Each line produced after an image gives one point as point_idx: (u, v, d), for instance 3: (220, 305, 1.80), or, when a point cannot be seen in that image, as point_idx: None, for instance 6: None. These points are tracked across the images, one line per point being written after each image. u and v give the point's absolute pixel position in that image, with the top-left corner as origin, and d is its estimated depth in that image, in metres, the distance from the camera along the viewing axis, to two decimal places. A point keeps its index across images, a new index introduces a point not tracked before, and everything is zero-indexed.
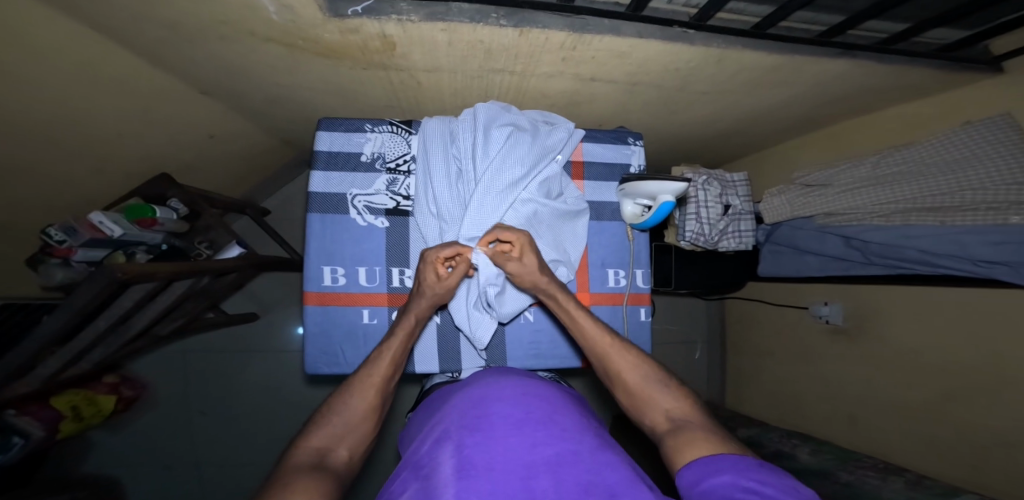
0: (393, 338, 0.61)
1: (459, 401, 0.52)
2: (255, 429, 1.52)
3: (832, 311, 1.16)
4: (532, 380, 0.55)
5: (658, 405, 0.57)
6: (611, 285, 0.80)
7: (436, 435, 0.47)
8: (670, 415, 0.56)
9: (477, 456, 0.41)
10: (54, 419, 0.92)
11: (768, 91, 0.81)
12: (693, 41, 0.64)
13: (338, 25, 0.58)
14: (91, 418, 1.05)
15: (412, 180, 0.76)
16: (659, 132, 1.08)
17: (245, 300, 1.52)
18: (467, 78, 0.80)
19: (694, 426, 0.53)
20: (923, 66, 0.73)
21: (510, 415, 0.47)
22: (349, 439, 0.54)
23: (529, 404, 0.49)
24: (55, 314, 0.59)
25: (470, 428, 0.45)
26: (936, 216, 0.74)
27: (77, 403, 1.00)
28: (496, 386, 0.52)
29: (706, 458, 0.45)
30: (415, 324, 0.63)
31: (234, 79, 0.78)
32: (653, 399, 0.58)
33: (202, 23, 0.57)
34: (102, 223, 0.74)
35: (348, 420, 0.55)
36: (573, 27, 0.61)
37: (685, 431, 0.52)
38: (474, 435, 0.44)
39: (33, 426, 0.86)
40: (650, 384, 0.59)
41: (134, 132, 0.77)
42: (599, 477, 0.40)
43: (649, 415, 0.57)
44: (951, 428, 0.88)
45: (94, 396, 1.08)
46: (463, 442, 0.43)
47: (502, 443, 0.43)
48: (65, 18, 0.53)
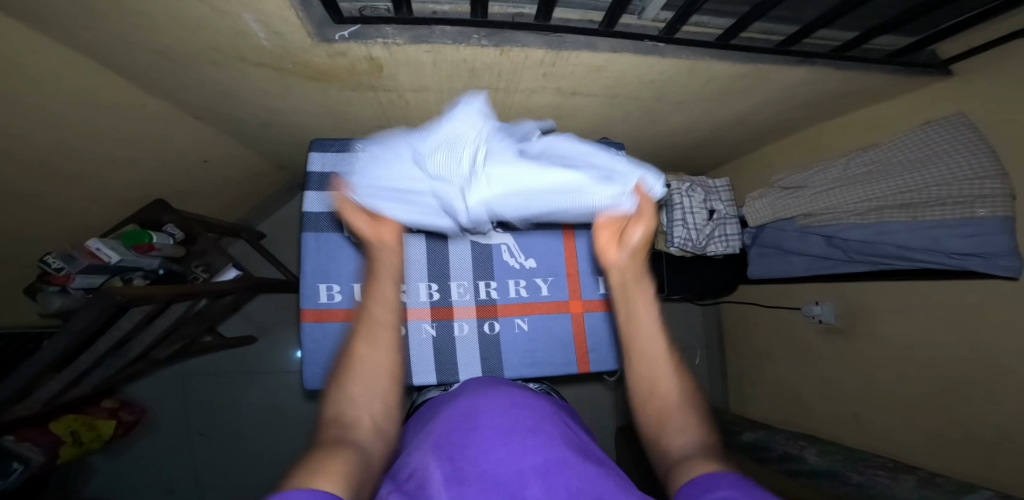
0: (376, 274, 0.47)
1: (449, 416, 0.50)
2: (250, 457, 1.47)
3: (824, 311, 1.17)
4: (523, 391, 0.54)
5: (675, 430, 0.41)
6: (602, 291, 0.81)
7: (428, 446, 0.45)
8: (682, 445, 0.39)
9: (469, 469, 0.39)
10: (53, 444, 0.91)
11: (742, 99, 0.85)
12: (664, 54, 0.67)
13: (327, 49, 0.61)
14: (89, 444, 1.04)
15: (361, 159, 0.57)
16: (643, 143, 1.11)
17: (240, 324, 1.51)
18: (453, 97, 0.84)
19: (710, 460, 0.36)
20: (877, 71, 0.76)
21: (501, 425, 0.45)
22: (365, 423, 0.36)
23: (519, 414, 0.48)
24: (54, 339, 0.59)
25: (459, 442, 0.44)
26: (908, 213, 0.77)
27: (76, 427, 1.00)
28: (486, 398, 0.51)
29: (701, 475, 0.33)
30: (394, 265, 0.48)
31: (230, 104, 0.81)
32: (672, 424, 0.42)
33: (196, 50, 0.60)
34: (99, 249, 0.77)
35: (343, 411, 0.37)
36: (550, 44, 0.65)
37: (690, 457, 0.38)
38: (465, 448, 0.42)
39: (31, 452, 0.84)
40: (677, 391, 0.44)
41: (130, 158, 0.79)
42: (586, 484, 0.38)
43: (664, 441, 0.41)
44: (954, 421, 0.87)
45: (92, 422, 1.07)
46: (452, 455, 0.41)
47: (491, 455, 0.41)
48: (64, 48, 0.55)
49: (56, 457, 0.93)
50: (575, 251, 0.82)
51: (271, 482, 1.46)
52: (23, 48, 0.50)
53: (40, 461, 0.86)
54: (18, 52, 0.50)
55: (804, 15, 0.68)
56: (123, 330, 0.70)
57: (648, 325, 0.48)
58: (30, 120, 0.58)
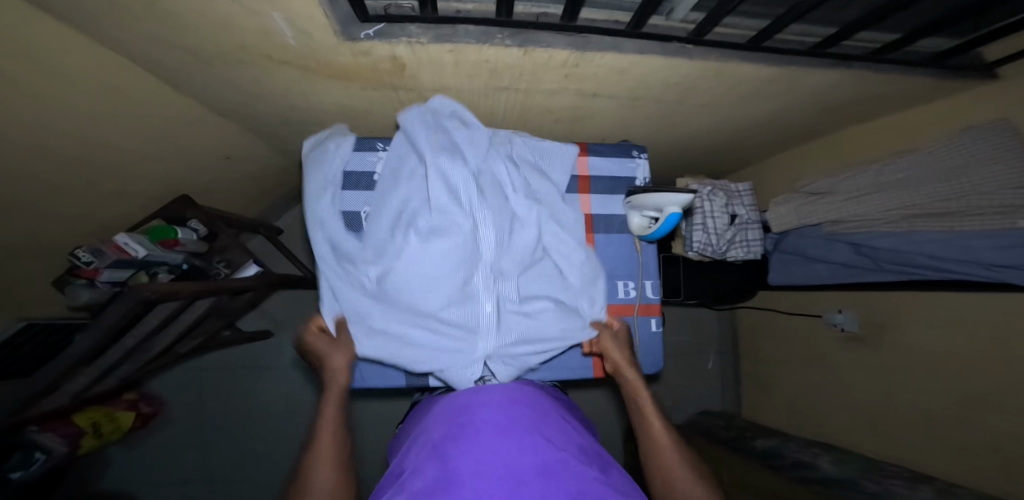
0: (325, 409, 0.60)
1: (443, 411, 0.58)
2: (264, 446, 1.51)
3: (846, 319, 1.14)
4: (519, 389, 0.62)
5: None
6: (621, 297, 0.80)
7: (422, 442, 0.53)
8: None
9: (462, 465, 0.46)
10: (75, 435, 0.95)
11: (768, 101, 0.83)
12: (692, 55, 0.66)
13: (351, 48, 0.60)
14: (108, 435, 1.08)
15: None
16: (663, 144, 1.09)
17: (256, 318, 1.53)
18: (473, 97, 0.83)
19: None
20: (916, 73, 0.73)
21: (496, 421, 0.53)
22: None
23: (515, 412, 0.55)
24: (86, 333, 0.60)
25: (456, 437, 0.51)
26: (942, 222, 0.73)
27: (97, 419, 1.04)
28: (483, 394, 0.59)
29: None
30: (341, 391, 0.62)
31: (250, 101, 0.81)
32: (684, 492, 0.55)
33: (222, 49, 0.60)
34: (126, 245, 0.79)
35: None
36: (575, 45, 0.64)
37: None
38: (460, 445, 0.49)
39: (55, 441, 0.89)
40: (685, 474, 0.57)
41: (156, 155, 0.81)
42: (577, 485, 0.44)
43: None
44: (978, 436, 0.84)
45: (113, 413, 1.12)
46: (448, 451, 0.48)
47: (488, 449, 0.48)
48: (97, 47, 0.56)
49: (78, 446, 0.97)
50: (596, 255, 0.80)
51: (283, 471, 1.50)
52: (58, 48, 0.51)
53: (63, 451, 0.90)
54: (53, 52, 0.51)
55: (839, 16, 0.65)
56: (148, 326, 0.72)
57: (653, 421, 0.62)
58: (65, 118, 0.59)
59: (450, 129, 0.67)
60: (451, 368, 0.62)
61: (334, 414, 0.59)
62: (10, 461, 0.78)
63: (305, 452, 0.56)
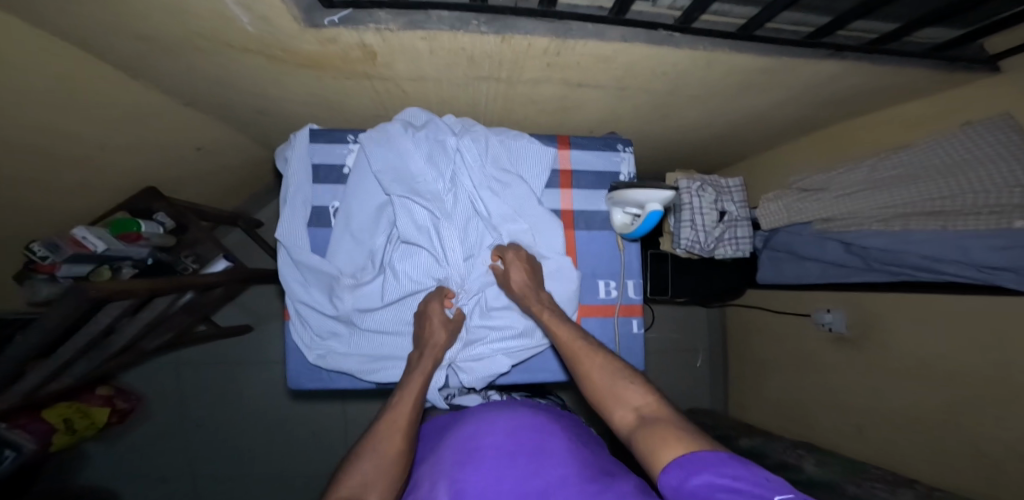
0: (412, 380, 0.61)
1: (451, 438, 0.58)
2: (248, 441, 1.49)
3: (835, 319, 1.12)
4: (520, 409, 0.61)
5: (626, 400, 0.51)
6: (602, 296, 0.78)
7: (433, 468, 0.54)
8: (638, 411, 0.50)
9: (472, 487, 0.49)
10: (42, 432, 0.91)
11: (761, 93, 0.79)
12: (679, 45, 0.62)
13: (316, 35, 0.56)
14: (82, 431, 1.06)
15: None
16: (653, 137, 1.06)
17: (240, 313, 1.50)
18: (452, 86, 0.79)
19: (663, 421, 0.47)
20: (916, 67, 0.70)
21: (501, 445, 0.54)
22: (380, 486, 0.49)
23: (519, 436, 0.56)
24: (26, 332, 0.56)
25: (462, 463, 0.52)
26: (938, 221, 0.71)
27: (70, 415, 1.01)
28: (487, 419, 0.59)
29: (676, 464, 0.40)
30: (431, 367, 0.64)
31: (217, 89, 0.76)
32: (620, 395, 0.52)
33: (173, 32, 0.55)
34: (85, 239, 0.74)
35: (378, 463, 0.51)
36: (556, 32, 0.60)
37: (653, 427, 0.47)
38: (465, 470, 0.51)
39: (27, 438, 0.85)
40: (616, 377, 0.54)
41: (118, 146, 0.76)
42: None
43: (617, 413, 0.51)
44: (962, 439, 0.83)
45: (87, 409, 1.10)
46: (456, 479, 0.50)
47: (493, 478, 0.50)
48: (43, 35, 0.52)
49: (49, 444, 0.95)
50: (576, 253, 0.78)
51: (268, 466, 1.49)
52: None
53: (33, 448, 0.86)
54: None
55: (836, 4, 0.62)
56: (103, 325, 0.68)
57: (567, 336, 0.61)
58: (14, 112, 0.55)
59: (417, 143, 0.70)
60: None
61: (420, 391, 0.60)
62: None
63: (388, 407, 0.58)
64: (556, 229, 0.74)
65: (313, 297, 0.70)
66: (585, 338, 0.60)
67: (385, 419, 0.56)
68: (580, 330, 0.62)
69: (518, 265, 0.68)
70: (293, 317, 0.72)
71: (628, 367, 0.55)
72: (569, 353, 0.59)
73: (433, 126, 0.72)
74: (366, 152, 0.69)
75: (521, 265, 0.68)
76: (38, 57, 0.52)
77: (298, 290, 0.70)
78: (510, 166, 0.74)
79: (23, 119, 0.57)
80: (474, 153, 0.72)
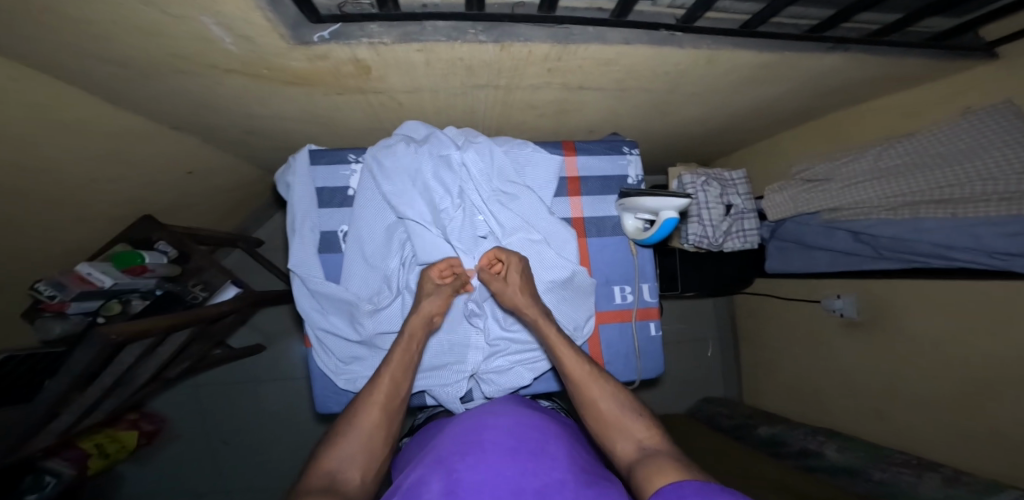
0: (393, 353, 0.61)
1: (451, 432, 0.58)
2: (269, 461, 1.49)
3: (846, 304, 1.13)
4: (524, 413, 0.61)
5: (630, 433, 0.56)
6: (618, 302, 0.78)
7: (431, 457, 0.54)
8: (640, 444, 0.55)
9: (467, 477, 0.48)
10: (80, 458, 0.93)
11: (765, 86, 0.78)
12: (681, 44, 0.60)
13: (305, 52, 0.54)
14: (115, 455, 1.06)
15: None
16: (655, 133, 1.04)
17: (249, 333, 1.49)
18: (450, 96, 0.77)
19: (664, 455, 0.53)
20: (914, 56, 0.69)
21: (503, 441, 0.54)
22: (359, 462, 0.53)
23: (522, 435, 0.56)
24: (56, 378, 0.55)
25: (461, 454, 0.52)
26: (946, 209, 0.71)
27: (100, 441, 1.02)
28: (491, 418, 0.59)
29: (671, 485, 0.44)
30: (411, 341, 0.63)
31: (207, 116, 0.73)
32: (626, 428, 0.57)
33: (161, 64, 0.52)
34: (90, 275, 0.74)
35: (358, 442, 0.54)
36: (557, 37, 0.58)
37: (655, 459, 0.52)
38: (464, 460, 0.51)
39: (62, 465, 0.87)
40: (622, 411, 0.58)
41: (117, 183, 0.74)
42: None
43: (619, 445, 0.56)
44: (983, 420, 0.84)
45: (116, 433, 1.10)
46: (454, 467, 0.50)
47: (492, 469, 0.50)
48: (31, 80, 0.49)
49: (86, 468, 0.96)
50: (589, 261, 0.78)
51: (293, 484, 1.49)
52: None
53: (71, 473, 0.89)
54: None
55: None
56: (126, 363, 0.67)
57: (571, 360, 0.61)
58: (10, 163, 0.53)
59: (421, 159, 0.70)
60: (436, 383, 0.72)
61: (401, 364, 0.60)
62: (23, 484, 0.78)
63: (370, 382, 0.59)
64: (568, 237, 0.74)
65: (334, 323, 0.71)
66: (594, 366, 0.62)
67: (364, 395, 0.58)
68: (583, 353, 0.63)
69: (514, 275, 0.67)
70: (314, 344, 0.72)
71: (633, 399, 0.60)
72: (575, 379, 0.60)
73: (435, 139, 0.71)
74: (373, 172, 0.69)
75: (517, 275, 0.67)
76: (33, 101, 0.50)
77: (317, 318, 0.70)
78: (517, 177, 0.74)
79: (18, 167, 0.55)
80: (479, 166, 0.72)
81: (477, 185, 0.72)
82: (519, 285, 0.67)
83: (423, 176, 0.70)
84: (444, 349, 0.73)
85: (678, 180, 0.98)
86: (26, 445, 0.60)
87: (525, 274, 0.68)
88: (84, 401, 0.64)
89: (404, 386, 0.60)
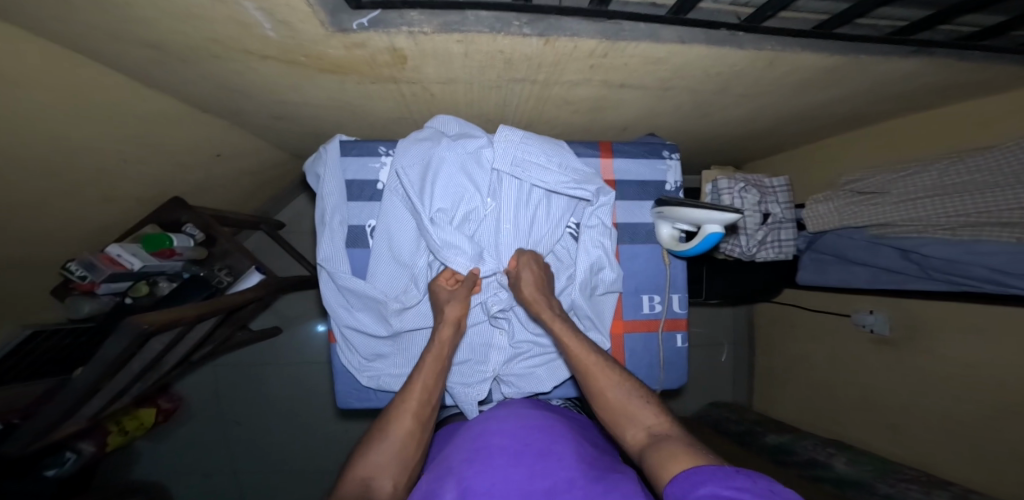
0: (426, 359, 0.61)
1: (462, 438, 0.58)
2: (283, 436, 1.54)
3: (877, 321, 1.09)
4: (532, 412, 0.61)
5: (638, 420, 0.55)
6: (645, 311, 0.77)
7: (443, 465, 0.54)
8: (649, 431, 0.54)
9: (477, 484, 0.48)
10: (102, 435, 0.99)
11: (820, 90, 0.73)
12: (742, 44, 0.56)
13: (343, 40, 0.51)
14: (134, 430, 1.10)
15: None
16: (691, 133, 0.99)
17: (267, 314, 1.52)
18: (484, 89, 0.73)
19: (675, 440, 0.51)
20: (999, 64, 0.63)
21: (508, 445, 0.54)
22: (392, 471, 0.54)
23: (528, 436, 0.55)
24: (88, 367, 0.55)
25: (469, 461, 0.52)
26: (1013, 233, 0.68)
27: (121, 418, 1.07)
28: (496, 420, 0.59)
29: (685, 473, 0.44)
30: (443, 348, 0.62)
31: (236, 100, 0.71)
32: (635, 415, 0.55)
33: (189, 43, 0.49)
34: (120, 257, 0.74)
35: (389, 452, 0.55)
36: (606, 33, 0.54)
37: (664, 445, 0.51)
38: (472, 467, 0.50)
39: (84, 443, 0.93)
40: (633, 399, 0.57)
41: (145, 166, 0.74)
42: None
43: (628, 432, 0.55)
44: (1006, 448, 0.82)
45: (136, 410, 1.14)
46: (464, 474, 0.50)
47: (502, 473, 0.49)
48: (72, 63, 0.48)
49: (105, 444, 1.00)
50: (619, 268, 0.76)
51: (303, 460, 1.54)
52: (26, 74, 0.44)
53: (91, 450, 0.94)
54: (16, 82, 0.44)
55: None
56: (154, 352, 0.67)
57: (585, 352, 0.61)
58: (40, 141, 0.52)
59: (450, 156, 0.69)
60: (457, 381, 0.71)
61: (434, 369, 0.60)
62: (45, 461, 0.86)
63: (401, 390, 0.59)
64: (601, 245, 0.73)
65: (362, 321, 0.70)
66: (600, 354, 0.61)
67: (396, 403, 0.58)
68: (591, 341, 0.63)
69: (527, 271, 0.66)
70: (339, 340, 0.73)
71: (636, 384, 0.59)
72: (583, 372, 0.59)
73: (469, 136, 0.70)
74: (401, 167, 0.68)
75: (529, 271, 0.67)
76: (60, 78, 0.48)
77: (343, 314, 0.70)
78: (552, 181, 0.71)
79: (49, 148, 0.54)
80: (512, 167, 0.69)
81: (508, 185, 0.70)
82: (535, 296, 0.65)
83: (455, 174, 0.69)
84: (469, 350, 0.72)
85: (713, 184, 0.94)
86: (60, 426, 0.61)
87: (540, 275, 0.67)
88: (116, 385, 0.65)
89: (438, 394, 0.60)
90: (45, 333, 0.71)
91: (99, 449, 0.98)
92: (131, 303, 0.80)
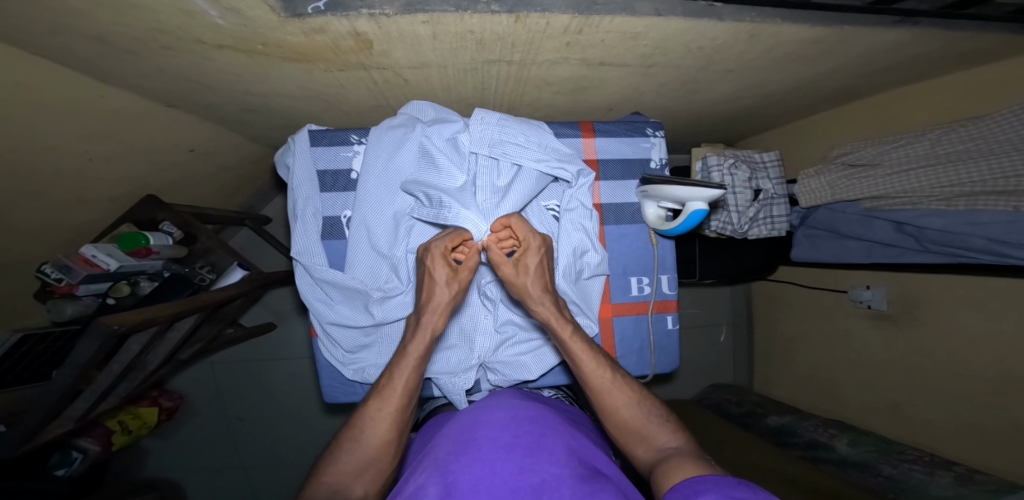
0: (404, 359, 0.58)
1: (449, 430, 0.57)
2: (288, 433, 1.56)
3: (874, 297, 1.08)
4: (520, 403, 0.60)
5: (651, 440, 0.56)
6: (634, 294, 0.75)
7: (428, 458, 0.52)
8: (661, 448, 0.55)
9: (463, 479, 0.47)
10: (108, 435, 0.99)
11: (812, 61, 0.69)
12: (721, 16, 0.53)
13: (300, 26, 0.49)
14: (137, 431, 1.10)
15: None
16: (680, 111, 0.96)
17: (262, 311, 1.52)
18: (460, 72, 0.71)
19: (684, 456, 0.52)
20: (997, 28, 0.59)
21: (497, 438, 0.53)
22: (366, 475, 0.54)
23: (518, 427, 0.54)
24: (64, 370, 0.54)
25: (457, 453, 0.50)
26: (1009, 201, 0.66)
27: (123, 418, 1.06)
28: (486, 411, 0.57)
29: (687, 481, 0.43)
30: (428, 340, 0.59)
31: (201, 93, 0.69)
32: (647, 433, 0.56)
33: (138, 35, 0.47)
34: (95, 257, 0.73)
35: (365, 457, 0.54)
36: (578, 7, 0.51)
37: (673, 460, 0.51)
38: (460, 460, 0.49)
39: (88, 441, 0.92)
40: (645, 417, 0.57)
41: (116, 166, 0.72)
42: None
43: (639, 448, 0.56)
44: (1008, 423, 0.82)
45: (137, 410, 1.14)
46: (449, 467, 0.48)
47: (490, 466, 0.48)
48: (23, 66, 0.46)
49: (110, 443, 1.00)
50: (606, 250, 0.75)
51: (309, 455, 1.56)
52: None
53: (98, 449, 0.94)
54: None
55: None
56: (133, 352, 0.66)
57: (591, 364, 0.59)
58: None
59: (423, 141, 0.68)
60: (442, 371, 0.70)
61: (416, 371, 0.58)
62: (52, 461, 0.88)
63: (377, 394, 0.57)
64: (584, 226, 0.71)
65: (341, 313, 0.69)
66: (614, 371, 0.60)
67: (372, 407, 0.56)
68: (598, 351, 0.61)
69: (531, 258, 0.61)
70: (321, 335, 0.72)
71: (648, 398, 0.59)
72: (591, 388, 0.58)
73: (443, 120, 0.68)
74: (373, 154, 0.68)
75: (534, 258, 0.61)
76: (10, 80, 0.46)
77: (323, 308, 0.69)
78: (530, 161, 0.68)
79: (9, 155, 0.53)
80: (488, 150, 0.67)
81: (486, 169, 0.68)
82: (535, 271, 0.61)
83: (429, 160, 0.67)
84: (454, 340, 0.71)
85: (704, 161, 0.92)
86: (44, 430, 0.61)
87: (546, 263, 0.63)
88: (99, 388, 0.65)
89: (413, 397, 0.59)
90: (37, 336, 0.73)
91: (103, 448, 0.96)
92: (114, 303, 0.77)
